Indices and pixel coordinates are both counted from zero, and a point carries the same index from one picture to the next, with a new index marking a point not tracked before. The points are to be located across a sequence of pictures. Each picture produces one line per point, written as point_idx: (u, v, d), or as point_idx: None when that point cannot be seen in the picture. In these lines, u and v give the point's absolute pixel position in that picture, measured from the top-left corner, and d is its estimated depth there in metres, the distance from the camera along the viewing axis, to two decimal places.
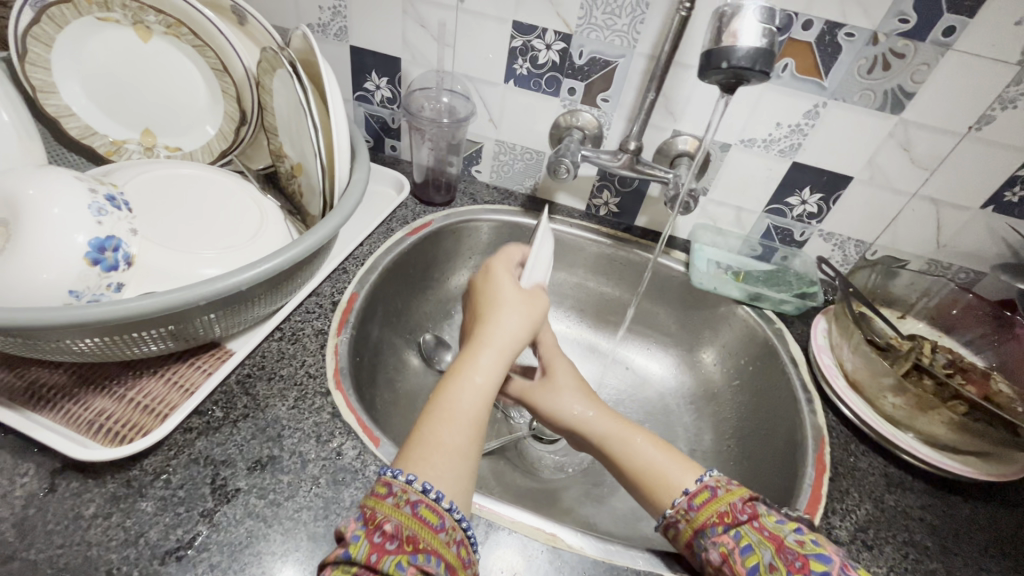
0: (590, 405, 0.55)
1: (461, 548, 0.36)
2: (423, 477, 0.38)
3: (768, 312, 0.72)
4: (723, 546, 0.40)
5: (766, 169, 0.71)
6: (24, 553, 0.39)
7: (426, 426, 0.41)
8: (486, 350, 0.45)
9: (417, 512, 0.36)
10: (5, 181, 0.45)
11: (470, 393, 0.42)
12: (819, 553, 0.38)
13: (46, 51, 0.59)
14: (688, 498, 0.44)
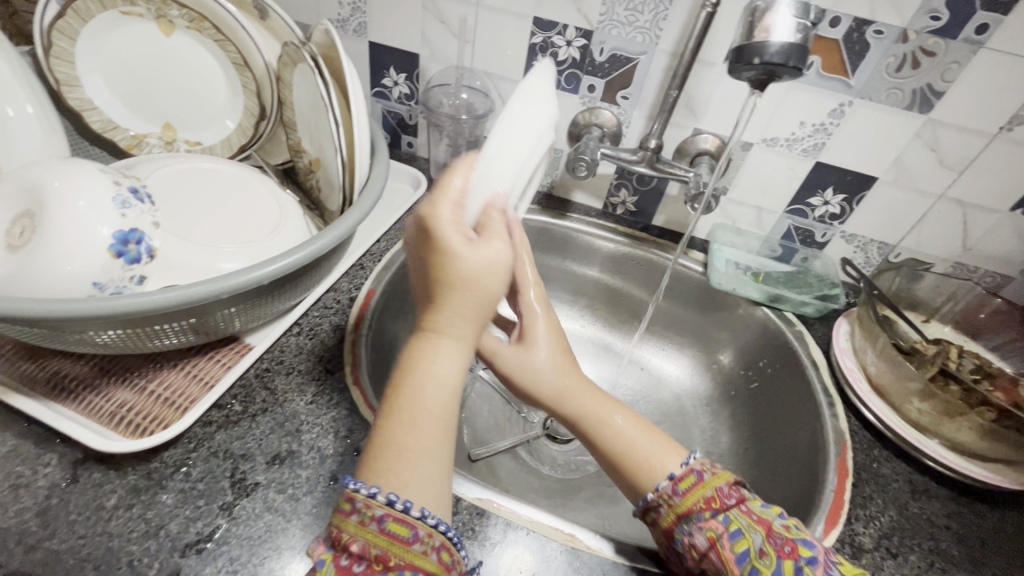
0: (568, 371, 0.47)
1: (441, 554, 0.34)
2: (387, 485, 0.33)
3: (788, 313, 0.71)
4: (710, 530, 0.40)
5: (788, 169, 0.70)
6: (47, 542, 0.39)
7: (386, 429, 0.35)
8: (447, 336, 0.36)
9: (384, 528, 0.32)
10: (32, 173, 0.46)
11: (434, 387, 0.35)
12: (802, 538, 0.40)
13: (71, 44, 0.60)
14: (673, 483, 0.43)
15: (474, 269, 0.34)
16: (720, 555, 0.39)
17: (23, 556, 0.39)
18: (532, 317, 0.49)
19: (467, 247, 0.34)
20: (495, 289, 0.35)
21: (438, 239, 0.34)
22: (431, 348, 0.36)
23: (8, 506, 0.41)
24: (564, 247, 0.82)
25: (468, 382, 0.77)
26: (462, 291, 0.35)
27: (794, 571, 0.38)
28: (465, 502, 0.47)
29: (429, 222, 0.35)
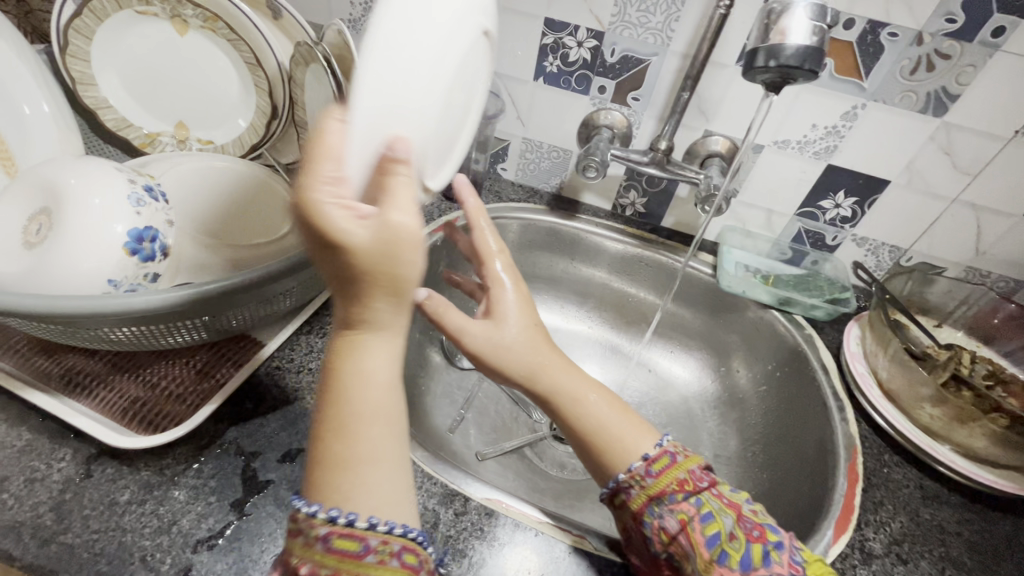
0: (535, 348, 0.47)
1: (404, 557, 0.31)
2: (331, 502, 0.30)
3: (798, 317, 0.71)
4: (681, 511, 0.41)
5: (800, 172, 0.70)
6: (62, 536, 0.40)
7: (321, 445, 0.32)
8: (371, 331, 0.32)
9: (331, 547, 0.29)
10: (48, 170, 0.46)
11: (372, 389, 0.32)
12: (769, 524, 0.41)
13: (87, 43, 0.61)
14: (646, 463, 0.44)
15: (376, 254, 0.29)
16: (689, 536, 0.40)
17: (39, 549, 0.39)
18: (498, 287, 0.49)
19: (359, 226, 0.29)
20: (408, 269, 0.30)
21: (323, 227, 0.28)
22: (354, 347, 0.32)
23: (24, 499, 0.42)
24: (573, 248, 0.82)
25: (476, 382, 0.77)
26: (369, 281, 0.30)
27: (761, 554, 0.39)
28: (474, 502, 0.47)
29: (304, 207, 0.28)
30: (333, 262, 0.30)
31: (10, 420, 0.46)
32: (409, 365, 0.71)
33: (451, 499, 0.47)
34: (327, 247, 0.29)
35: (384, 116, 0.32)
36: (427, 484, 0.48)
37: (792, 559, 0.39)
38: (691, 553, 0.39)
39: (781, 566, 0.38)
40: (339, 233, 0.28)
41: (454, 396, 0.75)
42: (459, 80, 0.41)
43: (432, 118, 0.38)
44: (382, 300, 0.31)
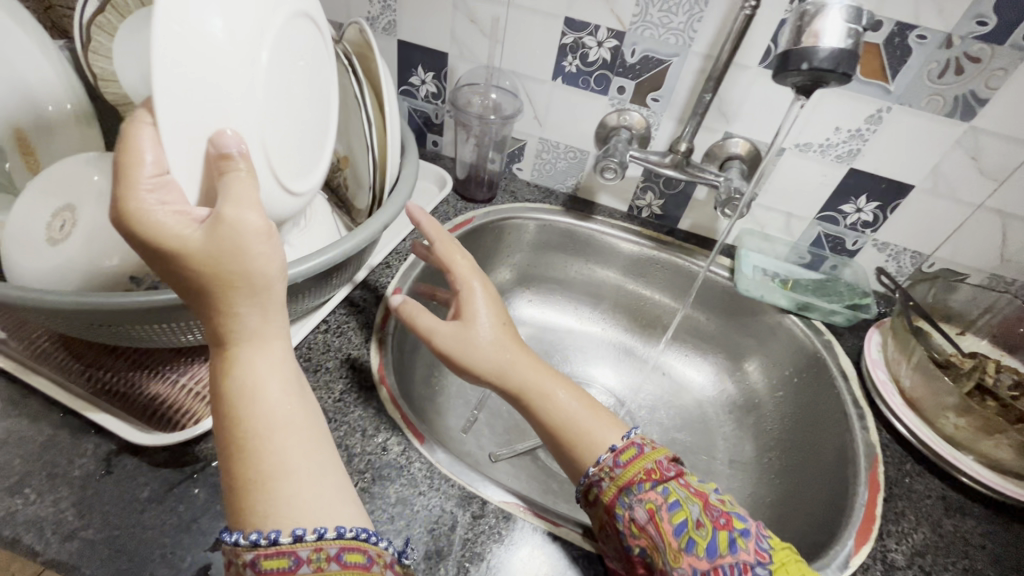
0: (503, 348, 0.50)
1: (345, 558, 0.31)
2: (251, 526, 0.31)
3: (817, 322, 0.70)
4: (649, 500, 0.41)
5: (821, 176, 0.69)
6: (84, 532, 0.40)
7: (228, 469, 0.32)
8: (245, 343, 0.34)
9: (261, 569, 0.29)
10: (74, 167, 0.47)
11: (264, 398, 0.33)
12: (737, 513, 0.41)
13: (109, 40, 0.60)
14: (614, 454, 0.45)
15: (217, 257, 0.31)
16: (657, 524, 0.40)
17: (60, 545, 0.39)
18: (469, 293, 0.52)
19: (194, 231, 0.31)
20: (259, 265, 0.33)
21: (161, 243, 0.31)
22: (233, 363, 0.34)
23: (46, 495, 0.42)
24: (587, 249, 0.82)
25: None
26: (222, 284, 0.32)
27: (727, 541, 0.39)
28: (491, 506, 0.47)
29: (134, 225, 0.30)
30: (181, 273, 0.32)
31: (31, 416, 0.47)
32: (423, 364, 0.71)
33: (468, 502, 0.47)
34: (168, 258, 0.31)
35: (200, 124, 0.34)
36: (443, 486, 0.48)
37: (759, 546, 0.39)
38: (659, 543, 0.40)
39: (747, 553, 0.38)
40: (174, 245, 0.31)
41: (467, 396, 0.75)
42: (294, 72, 0.42)
43: (262, 110, 0.38)
44: (247, 303, 0.33)
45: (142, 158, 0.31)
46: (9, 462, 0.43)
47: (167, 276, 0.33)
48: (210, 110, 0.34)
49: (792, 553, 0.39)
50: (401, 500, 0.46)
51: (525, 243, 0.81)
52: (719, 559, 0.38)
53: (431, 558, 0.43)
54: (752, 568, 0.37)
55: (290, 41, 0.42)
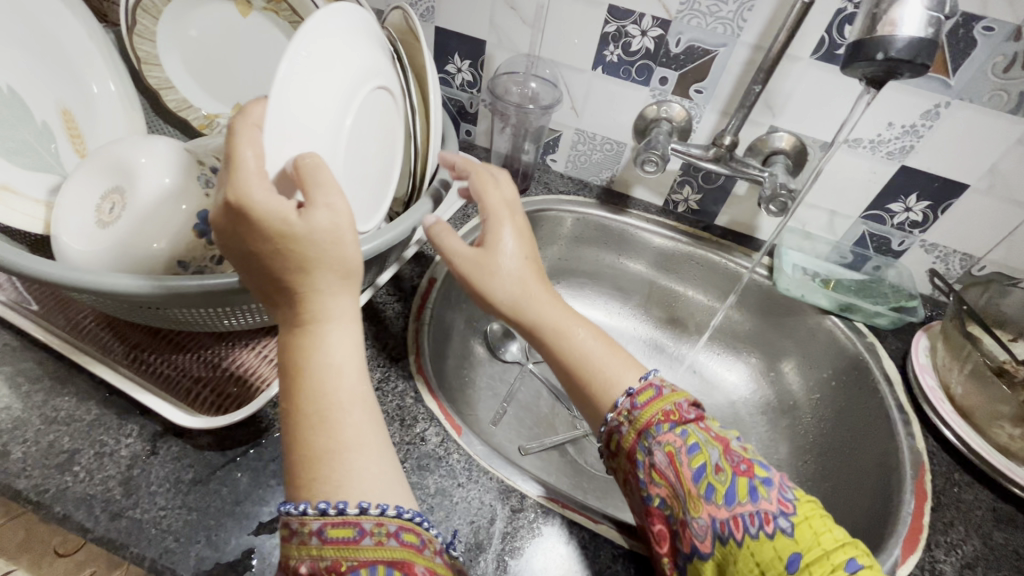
0: (525, 278, 0.48)
1: (403, 536, 0.32)
2: (317, 496, 0.31)
3: (859, 324, 0.68)
4: (667, 443, 0.40)
5: (869, 173, 0.66)
6: (131, 511, 0.41)
7: (300, 439, 0.33)
8: (332, 322, 0.36)
9: (327, 537, 0.30)
10: (117, 149, 0.46)
11: (340, 375, 0.35)
12: (759, 461, 0.40)
13: (154, 23, 0.61)
14: (631, 397, 0.44)
15: (317, 241, 0.34)
16: (675, 470, 0.40)
17: (109, 523, 0.40)
18: (496, 218, 0.48)
19: (298, 217, 0.33)
20: (351, 252, 0.36)
21: (268, 226, 0.32)
22: (320, 338, 0.35)
23: (94, 473, 0.42)
24: (620, 243, 0.81)
25: (518, 375, 0.76)
26: (316, 267, 0.35)
27: (747, 488, 0.37)
28: (530, 500, 0.46)
29: (243, 207, 0.32)
30: (277, 256, 0.34)
31: (79, 395, 0.47)
32: (453, 356, 0.70)
33: (507, 495, 0.47)
34: (267, 236, 0.33)
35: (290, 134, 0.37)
36: (482, 479, 0.47)
37: (782, 496, 0.37)
38: (679, 489, 0.39)
39: (768, 502, 0.36)
40: (280, 228, 0.33)
41: (497, 389, 0.74)
42: (370, 129, 0.47)
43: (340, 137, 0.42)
44: (335, 285, 0.36)
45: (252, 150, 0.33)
46: (58, 440, 0.44)
47: (261, 258, 0.34)
48: (294, 131, 0.37)
49: (818, 507, 0.37)
50: (440, 490, 0.46)
51: (560, 235, 0.80)
52: (737, 507, 0.37)
53: (471, 549, 0.43)
54: (773, 518, 0.36)
55: (373, 108, 0.47)
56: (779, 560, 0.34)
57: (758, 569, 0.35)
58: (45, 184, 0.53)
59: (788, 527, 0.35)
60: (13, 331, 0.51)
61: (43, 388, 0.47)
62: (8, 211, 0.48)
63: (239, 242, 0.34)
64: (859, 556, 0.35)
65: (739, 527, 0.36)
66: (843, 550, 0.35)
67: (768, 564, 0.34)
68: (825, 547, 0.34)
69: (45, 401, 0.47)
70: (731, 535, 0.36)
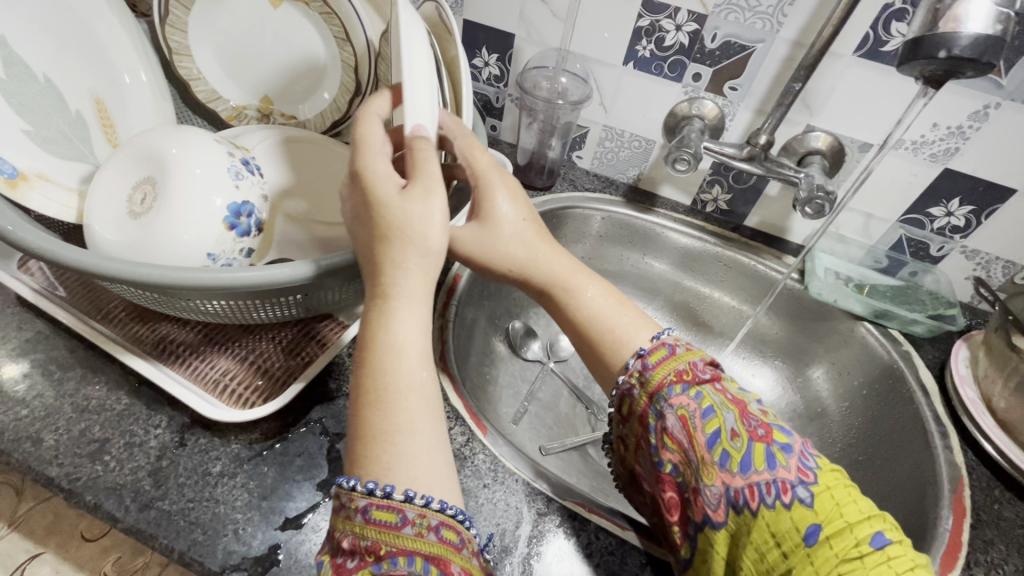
0: (527, 241, 0.47)
1: (442, 532, 0.31)
2: (368, 475, 0.32)
3: (894, 331, 0.66)
4: (680, 406, 0.39)
5: (910, 175, 0.64)
6: (160, 502, 0.41)
7: (360, 417, 0.34)
8: (403, 300, 0.37)
9: (371, 518, 0.30)
10: (151, 138, 0.46)
11: (400, 359, 0.35)
12: (779, 425, 0.38)
13: (186, 13, 0.61)
14: (642, 357, 0.42)
15: (403, 216, 0.37)
16: (689, 434, 0.38)
17: (139, 513, 0.40)
18: (488, 183, 0.46)
19: (395, 195, 0.38)
20: (433, 234, 0.38)
21: (372, 192, 0.38)
22: (388, 317, 0.37)
23: (124, 463, 0.43)
24: (645, 242, 0.79)
25: (538, 374, 0.76)
26: (397, 240, 0.38)
27: (765, 454, 0.36)
28: (557, 503, 0.46)
29: (361, 176, 0.39)
30: (374, 226, 0.38)
31: (109, 384, 0.48)
32: (475, 353, 0.70)
33: (533, 498, 0.46)
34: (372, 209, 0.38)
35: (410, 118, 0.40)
36: (508, 480, 0.47)
37: (802, 464, 0.36)
38: (691, 454, 0.38)
39: (787, 470, 0.35)
40: (380, 196, 0.38)
41: (517, 387, 0.73)
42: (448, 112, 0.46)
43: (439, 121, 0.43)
44: (412, 264, 0.38)
45: (372, 132, 0.40)
46: (89, 430, 0.44)
47: (364, 227, 0.39)
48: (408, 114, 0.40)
49: (841, 476, 0.36)
50: (465, 490, 0.46)
51: (585, 233, 0.79)
52: (753, 475, 0.36)
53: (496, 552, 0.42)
54: (792, 488, 0.35)
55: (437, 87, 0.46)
56: (796, 533, 0.34)
57: (773, 541, 0.34)
58: (78, 172, 0.52)
59: (807, 498, 0.34)
60: (46, 318, 0.52)
61: (74, 376, 0.48)
62: (44, 200, 0.48)
63: (355, 210, 0.40)
64: (887, 530, 0.33)
65: (755, 497, 0.35)
66: (867, 523, 0.33)
67: (783, 536, 0.34)
68: (847, 520, 0.33)
69: (76, 389, 0.47)
70: (745, 504, 0.35)
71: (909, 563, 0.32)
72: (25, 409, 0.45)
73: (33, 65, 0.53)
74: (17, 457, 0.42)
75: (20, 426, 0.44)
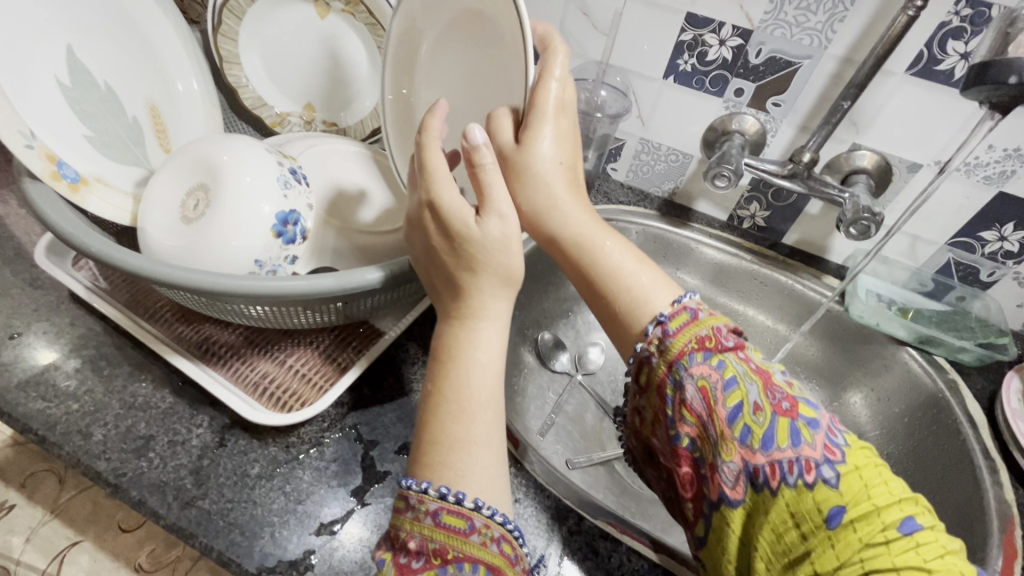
0: (554, 184, 0.44)
1: (502, 545, 0.32)
2: (439, 479, 0.32)
3: (940, 358, 0.64)
4: (701, 376, 0.37)
5: (961, 198, 0.62)
6: (200, 501, 0.42)
7: (432, 421, 0.35)
8: (483, 319, 0.38)
9: (440, 521, 0.31)
10: (205, 145, 0.47)
11: (477, 374, 0.36)
12: (806, 399, 0.36)
13: (237, 23, 0.63)
14: (663, 323, 0.41)
15: (486, 245, 0.37)
16: (709, 407, 0.37)
17: (180, 511, 0.41)
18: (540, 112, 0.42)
19: (478, 226, 0.37)
20: (515, 260, 0.38)
21: (452, 225, 0.37)
22: (470, 334, 0.38)
23: (167, 461, 0.44)
24: (679, 257, 0.78)
25: (566, 387, 0.75)
26: (482, 267, 0.38)
27: (789, 430, 0.34)
28: (587, 525, 0.46)
29: (435, 208, 0.38)
30: (455, 256, 0.38)
31: (154, 381, 0.49)
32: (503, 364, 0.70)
33: (564, 517, 0.46)
34: (453, 239, 0.38)
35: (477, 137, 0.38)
36: (539, 496, 0.48)
37: (828, 441, 0.34)
38: (710, 428, 0.37)
39: (812, 448, 0.33)
40: (461, 229, 0.37)
41: (544, 399, 0.73)
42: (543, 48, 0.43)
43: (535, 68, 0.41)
44: (496, 287, 0.39)
45: (439, 161, 0.38)
46: (135, 426, 0.46)
47: (442, 256, 0.39)
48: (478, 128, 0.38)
49: (872, 455, 0.34)
50: None
51: None
52: (776, 452, 0.34)
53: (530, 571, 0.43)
54: (816, 467, 0.32)
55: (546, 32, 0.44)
56: (817, 513, 0.32)
57: (792, 521, 0.32)
58: (133, 177, 0.53)
59: (832, 478, 0.32)
60: (96, 316, 0.54)
61: (122, 373, 0.49)
62: (103, 203, 0.49)
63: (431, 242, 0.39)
64: (917, 514, 0.31)
65: (776, 475, 0.33)
66: (897, 506, 0.31)
67: (804, 517, 0.32)
68: (875, 503, 0.31)
69: (124, 386, 0.49)
70: (765, 482, 0.34)
71: (939, 550, 0.30)
72: (76, 403, 0.47)
73: (96, 73, 0.54)
74: (67, 451, 0.44)
75: (71, 420, 0.46)
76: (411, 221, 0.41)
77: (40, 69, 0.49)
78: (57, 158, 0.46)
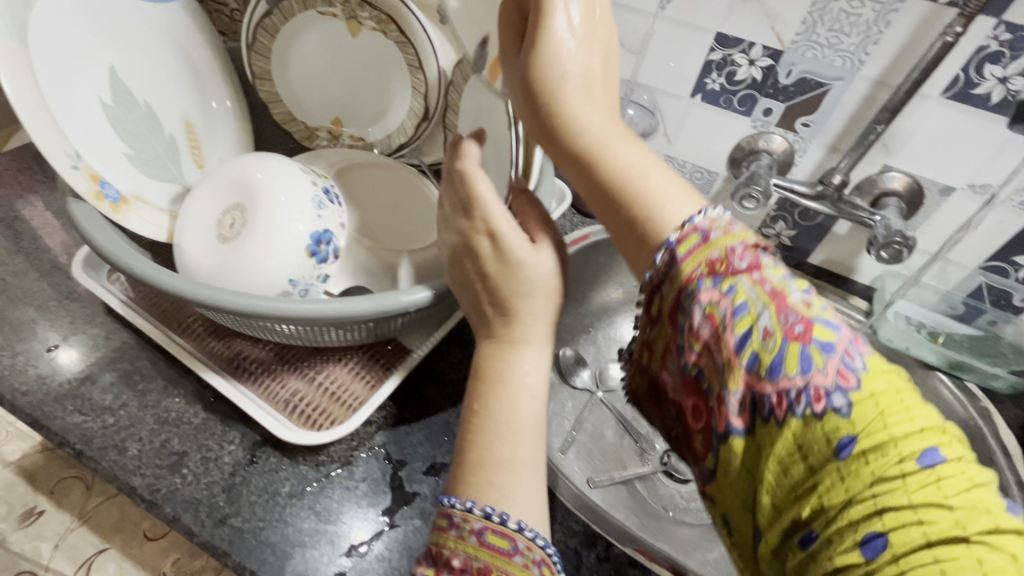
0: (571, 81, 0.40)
1: (544, 569, 0.31)
2: (485, 498, 0.32)
3: (972, 384, 0.65)
4: (709, 303, 0.33)
5: (996, 222, 0.60)
6: (233, 519, 0.43)
7: (477, 441, 0.35)
8: (524, 343, 0.38)
9: (485, 541, 0.31)
10: (241, 163, 0.48)
11: (526, 397, 0.36)
12: (825, 319, 0.31)
13: (271, 41, 0.64)
14: (671, 250, 0.36)
15: (542, 275, 0.39)
16: (717, 334, 0.33)
17: (214, 529, 0.42)
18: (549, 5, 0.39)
19: (538, 257, 0.39)
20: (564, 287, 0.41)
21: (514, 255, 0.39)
22: (513, 356, 0.38)
23: (200, 477, 0.45)
24: None
25: (587, 403, 0.74)
26: (536, 293, 0.39)
27: (799, 356, 0.29)
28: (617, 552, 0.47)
29: (497, 237, 0.39)
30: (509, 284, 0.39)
31: (187, 397, 0.50)
32: None
33: (593, 543, 0.47)
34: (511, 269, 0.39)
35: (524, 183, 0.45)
36: (567, 519, 0.48)
37: (844, 366, 0.29)
38: (717, 354, 0.33)
39: (823, 375, 0.28)
40: (522, 257, 0.39)
41: (565, 415, 0.73)
42: None
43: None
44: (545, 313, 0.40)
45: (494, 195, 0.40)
46: (169, 442, 0.47)
47: (492, 283, 0.39)
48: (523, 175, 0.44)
49: (896, 379, 0.29)
50: None
51: None
52: (782, 381, 0.29)
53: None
54: (826, 395, 0.28)
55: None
56: (826, 444, 0.28)
57: (798, 454, 0.29)
58: (168, 194, 0.54)
59: (844, 407, 0.28)
60: (130, 329, 0.54)
61: (155, 387, 0.50)
62: (142, 221, 0.50)
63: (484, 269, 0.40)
64: (942, 446, 0.27)
65: (782, 405, 0.29)
66: (918, 437, 0.26)
67: (810, 447, 0.28)
68: (891, 433, 0.27)
69: (157, 401, 0.49)
70: (772, 413, 0.30)
71: (965, 483, 0.26)
72: (112, 418, 0.48)
73: (136, 93, 0.55)
74: (104, 465, 0.45)
75: (107, 435, 0.46)
76: (458, 249, 0.41)
77: (84, 90, 0.50)
78: (100, 177, 0.48)
